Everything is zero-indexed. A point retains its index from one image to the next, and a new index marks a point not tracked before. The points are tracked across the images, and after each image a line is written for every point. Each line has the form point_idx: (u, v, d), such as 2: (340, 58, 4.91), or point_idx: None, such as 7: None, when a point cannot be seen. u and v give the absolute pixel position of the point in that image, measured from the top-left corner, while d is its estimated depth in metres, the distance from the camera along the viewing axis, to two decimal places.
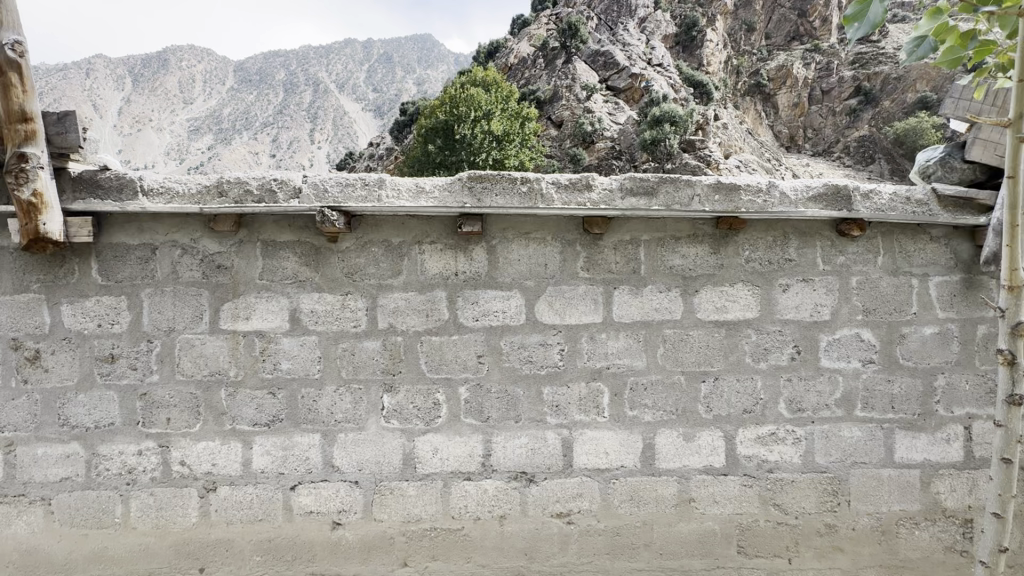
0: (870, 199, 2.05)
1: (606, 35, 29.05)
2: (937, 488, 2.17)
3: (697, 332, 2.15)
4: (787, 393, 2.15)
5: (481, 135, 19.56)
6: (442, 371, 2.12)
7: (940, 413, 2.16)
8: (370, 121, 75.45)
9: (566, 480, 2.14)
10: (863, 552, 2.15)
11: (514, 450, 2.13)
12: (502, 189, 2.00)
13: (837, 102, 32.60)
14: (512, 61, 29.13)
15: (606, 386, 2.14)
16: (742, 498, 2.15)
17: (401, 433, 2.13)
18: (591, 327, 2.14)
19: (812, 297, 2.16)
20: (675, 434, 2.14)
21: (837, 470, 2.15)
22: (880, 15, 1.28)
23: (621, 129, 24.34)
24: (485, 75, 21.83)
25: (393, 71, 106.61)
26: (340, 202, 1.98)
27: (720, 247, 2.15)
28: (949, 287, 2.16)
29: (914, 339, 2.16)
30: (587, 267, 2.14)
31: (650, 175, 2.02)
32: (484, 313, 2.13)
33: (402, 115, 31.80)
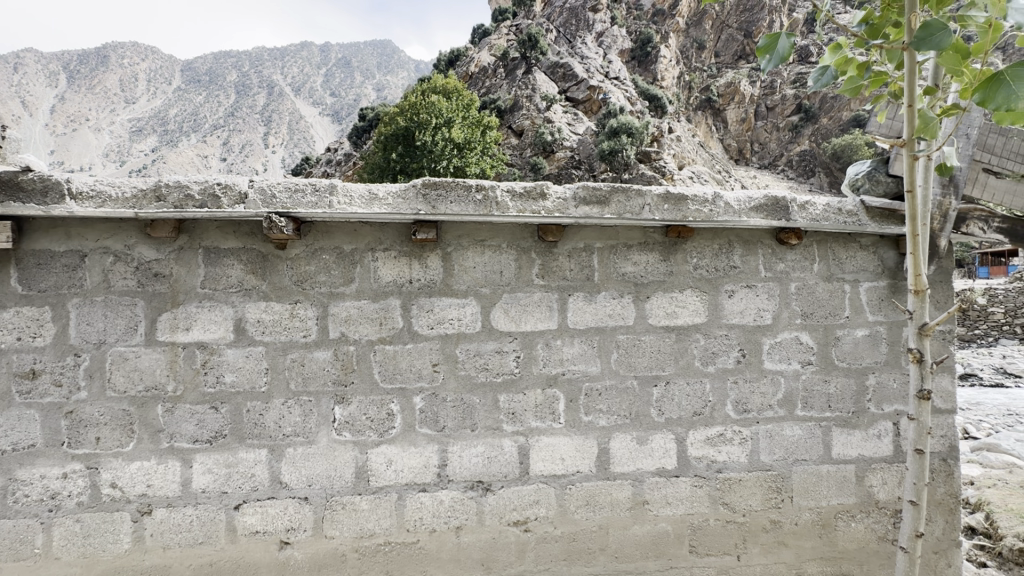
0: (806, 210, 2.16)
1: (565, 47, 29.78)
2: (870, 482, 2.30)
3: (649, 337, 2.20)
4: (734, 394, 2.23)
5: (442, 142, 19.45)
6: (396, 380, 2.08)
7: (871, 410, 2.30)
8: (329, 127, 74.17)
9: (523, 488, 2.13)
10: (805, 545, 2.26)
11: (469, 458, 2.11)
12: (457, 196, 1.98)
13: (780, 119, 34.58)
14: (472, 70, 29.30)
15: (562, 392, 2.15)
16: (694, 498, 2.21)
17: (352, 445, 2.06)
18: (546, 334, 2.15)
19: (755, 303, 2.26)
20: (629, 438, 2.18)
21: (780, 467, 2.25)
22: (787, 49, 1.37)
23: (580, 139, 24.93)
24: (446, 83, 21.90)
25: (352, 77, 105.28)
26: (289, 207, 1.91)
27: (669, 255, 2.23)
28: (877, 291, 2.32)
29: (847, 341, 2.30)
30: (542, 273, 2.16)
31: (603, 184, 2.06)
32: (439, 320, 2.11)
33: (361, 121, 31.37)
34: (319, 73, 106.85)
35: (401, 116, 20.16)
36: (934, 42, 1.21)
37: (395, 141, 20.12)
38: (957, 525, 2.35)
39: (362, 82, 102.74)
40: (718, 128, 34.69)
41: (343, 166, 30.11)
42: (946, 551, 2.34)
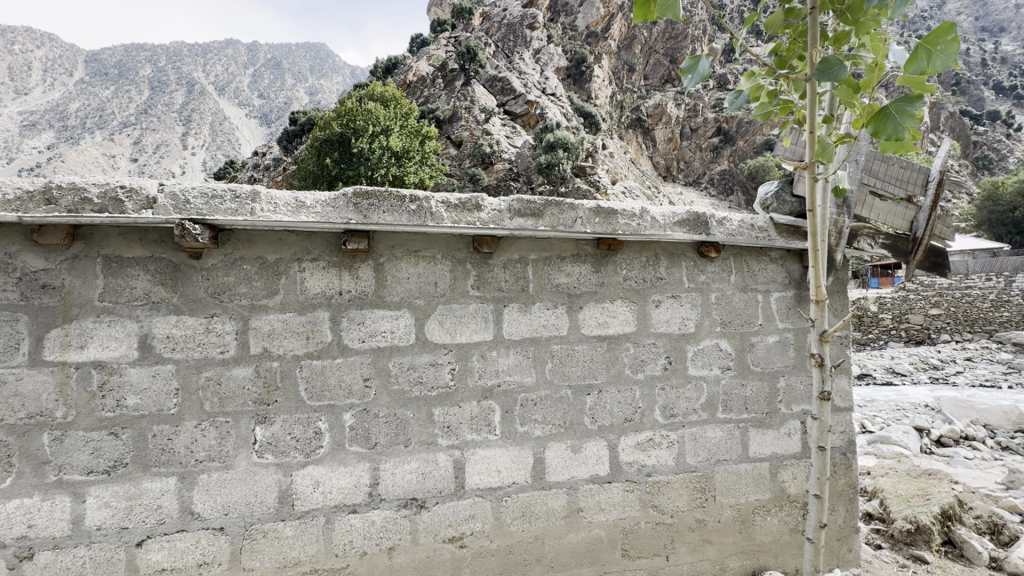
0: (723, 226, 2.33)
1: (503, 62, 30.38)
2: (783, 477, 2.48)
3: (583, 347, 2.26)
4: (661, 400, 2.34)
5: (379, 150, 19.02)
6: (324, 397, 1.98)
7: (782, 411, 2.49)
8: (257, 130, 70.44)
9: (459, 503, 2.10)
10: (727, 541, 2.39)
11: (402, 476, 2.05)
12: (389, 206, 1.94)
13: (703, 140, 37.16)
14: (410, 79, 29.06)
15: (497, 403, 2.15)
16: (625, 503, 2.28)
17: (276, 468, 1.94)
18: (481, 346, 2.15)
19: (680, 312, 2.38)
20: (563, 448, 2.22)
21: (704, 468, 2.37)
22: (708, 69, 1.47)
23: (518, 152, 25.40)
24: (384, 90, 21.54)
25: (283, 80, 101.03)
26: (204, 214, 1.77)
27: (601, 266, 2.30)
28: (785, 301, 2.53)
29: (760, 347, 2.48)
30: (477, 284, 2.16)
31: (537, 198, 2.10)
32: (371, 333, 2.04)
33: (292, 125, 30.12)
34: (245, 74, 101.64)
35: (337, 121, 19.62)
36: (830, 76, 1.34)
37: (330, 147, 19.56)
38: (856, 513, 2.58)
39: (293, 85, 98.54)
40: (647, 146, 36.65)
41: (272, 171, 28.71)
42: (847, 539, 2.57)
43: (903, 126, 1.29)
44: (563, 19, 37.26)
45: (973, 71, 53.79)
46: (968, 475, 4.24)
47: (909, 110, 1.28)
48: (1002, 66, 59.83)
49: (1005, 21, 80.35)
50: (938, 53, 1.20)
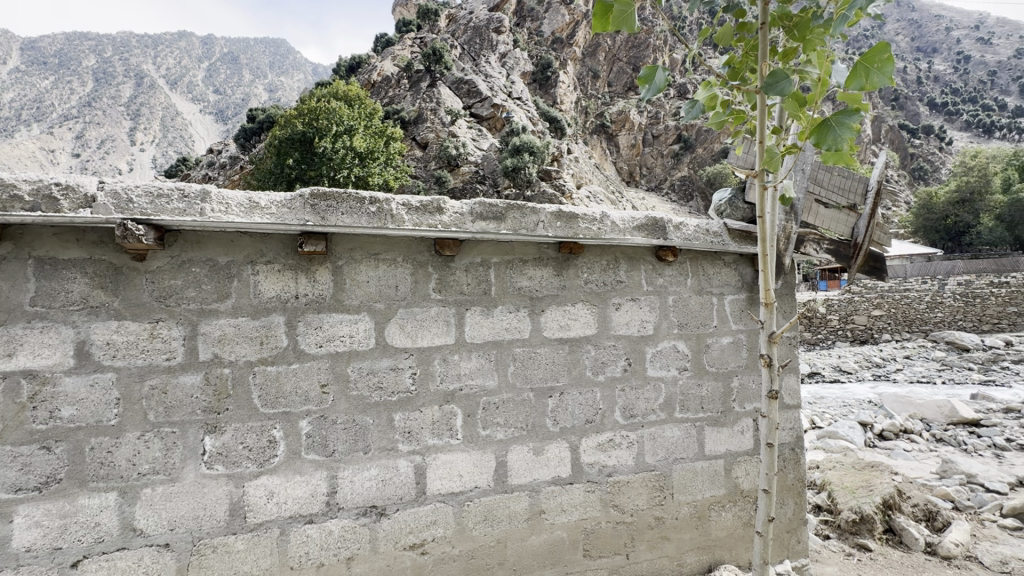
0: (680, 230, 2.40)
1: (469, 65, 30.38)
2: (736, 473, 2.57)
3: (544, 349, 2.28)
4: (621, 401, 2.38)
5: (342, 150, 18.61)
6: (279, 404, 1.92)
7: (736, 410, 2.58)
8: (212, 127, 67.77)
9: (420, 509, 2.07)
10: (684, 537, 2.45)
11: (362, 483, 2.00)
12: (348, 208, 1.89)
13: (664, 147, 38.24)
14: (375, 78, 28.63)
15: (459, 407, 2.14)
16: (587, 503, 2.30)
17: (226, 479, 1.85)
18: (443, 349, 2.13)
19: (639, 315, 2.44)
20: (525, 450, 2.22)
21: (662, 467, 2.43)
22: (664, 81, 1.52)
23: (485, 155, 25.45)
24: (348, 89, 21.15)
25: (241, 76, 97.64)
26: (149, 214, 1.68)
27: (562, 269, 2.33)
28: (738, 303, 2.63)
29: (716, 348, 2.56)
30: (439, 288, 2.14)
31: (499, 201, 2.10)
32: (329, 338, 2.00)
33: (250, 122, 29.14)
34: (199, 68, 97.69)
35: (299, 120, 19.17)
36: (777, 89, 1.41)
37: (291, 145, 19.09)
38: (804, 506, 2.71)
39: (252, 81, 95.22)
40: (611, 152, 37.39)
41: (229, 170, 27.66)
42: (796, 530, 2.69)
43: (844, 138, 1.36)
44: (529, 24, 37.61)
45: (910, 88, 57.69)
46: (906, 466, 4.52)
47: (848, 123, 1.36)
48: (934, 84, 64.56)
49: (937, 42, 86.48)
50: (875, 70, 1.27)
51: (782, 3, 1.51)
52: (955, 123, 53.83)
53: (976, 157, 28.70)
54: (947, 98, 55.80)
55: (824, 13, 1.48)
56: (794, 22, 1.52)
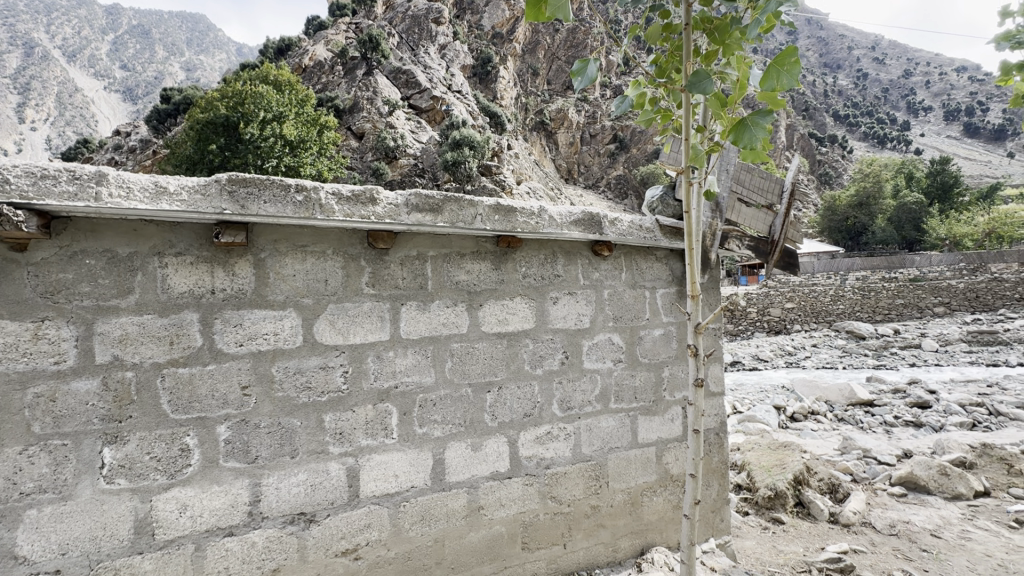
0: (615, 225, 2.45)
1: (408, 56, 29.77)
2: (667, 459, 2.69)
3: (482, 344, 2.25)
4: (559, 394, 2.41)
5: (271, 138, 17.54)
6: (193, 408, 1.76)
7: (666, 399, 2.69)
8: (119, 107, 61.78)
9: (353, 512, 1.99)
10: (618, 524, 2.53)
11: (288, 490, 1.89)
12: (271, 196, 1.75)
13: (601, 146, 39.43)
14: (306, 63, 27.24)
15: (394, 405, 2.06)
16: (525, 497, 2.32)
17: (131, 494, 1.68)
18: (377, 346, 2.05)
19: (576, 309, 2.47)
20: (463, 446, 2.19)
21: (598, 456, 2.49)
22: (594, 75, 1.50)
23: (423, 148, 25.11)
24: (278, 73, 20.01)
25: (154, 54, 89.83)
26: (30, 198, 1.45)
27: (501, 264, 2.31)
28: (668, 296, 2.74)
29: (648, 340, 2.66)
30: (372, 282, 2.06)
31: (436, 193, 2.04)
32: (250, 336, 1.85)
33: (164, 104, 26.81)
34: (102, 42, 88.53)
35: (223, 103, 17.94)
36: (700, 87, 1.43)
37: (213, 131, 17.85)
38: (727, 487, 2.88)
39: (166, 57, 87.17)
40: (550, 149, 38.02)
41: (140, 155, 25.33)
42: (717, 510, 2.86)
43: (757, 137, 1.40)
44: (469, 17, 37.37)
45: (818, 101, 63.41)
46: (813, 444, 4.97)
47: (763, 122, 1.40)
48: (837, 98, 71.34)
49: (841, 60, 95.44)
50: (784, 71, 1.33)
51: (703, 7, 1.54)
52: (855, 134, 59.79)
53: (871, 165, 32.07)
54: (848, 111, 61.91)
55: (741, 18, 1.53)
56: (715, 25, 1.54)
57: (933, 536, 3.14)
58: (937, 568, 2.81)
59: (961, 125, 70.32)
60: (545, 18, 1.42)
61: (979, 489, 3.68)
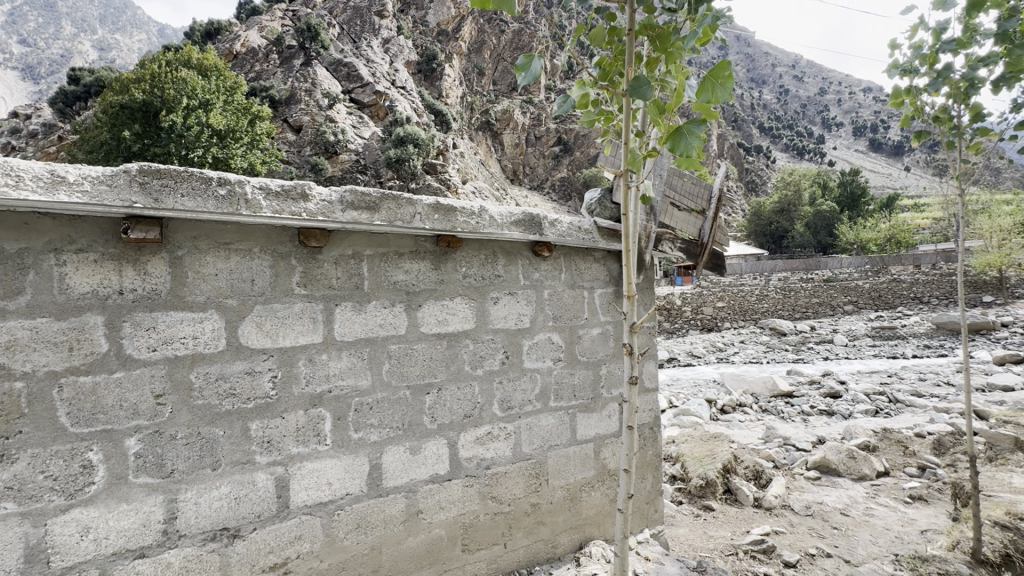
0: (555, 226, 2.50)
1: (349, 48, 28.88)
2: (605, 454, 2.77)
3: (421, 345, 2.21)
4: (499, 393, 2.41)
5: (196, 126, 16.33)
6: (97, 420, 1.59)
7: (604, 396, 2.77)
8: (16, 87, 55.55)
9: (282, 525, 1.89)
10: (557, 520, 2.57)
11: (208, 505, 1.76)
12: (190, 189, 1.62)
13: (545, 148, 40.03)
14: (238, 48, 25.71)
15: (328, 410, 1.98)
16: (465, 497, 2.30)
17: (20, 519, 1.49)
18: (310, 349, 1.96)
19: (516, 308, 2.49)
20: (401, 450, 2.14)
21: (538, 454, 2.52)
22: (540, 71, 1.46)
23: (366, 144, 24.57)
24: (202, 57, 18.66)
25: (60, 30, 81.65)
26: None
27: (440, 264, 2.28)
28: (606, 296, 2.81)
29: (587, 339, 2.72)
30: (304, 282, 1.96)
31: (373, 190, 1.98)
32: (166, 340, 1.71)
33: (72, 85, 24.41)
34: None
35: (140, 87, 16.59)
36: (641, 92, 1.44)
37: (129, 117, 16.53)
38: (660, 479, 3.00)
39: (75, 35, 79.12)
40: (496, 149, 38.14)
41: (42, 140, 22.85)
42: (652, 502, 2.97)
43: (693, 144, 1.43)
44: (413, 12, 36.81)
45: (747, 113, 67.79)
46: (740, 434, 5.30)
47: (697, 131, 1.44)
48: (762, 111, 76.77)
49: (766, 76, 102.82)
50: (718, 84, 1.38)
51: (647, 14, 1.54)
52: (777, 145, 64.46)
53: (792, 174, 34.69)
54: (772, 124, 66.78)
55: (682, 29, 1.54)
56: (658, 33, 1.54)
57: (842, 515, 3.44)
58: (846, 542, 3.08)
59: (867, 141, 77.75)
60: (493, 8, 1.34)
61: (881, 469, 4.07)
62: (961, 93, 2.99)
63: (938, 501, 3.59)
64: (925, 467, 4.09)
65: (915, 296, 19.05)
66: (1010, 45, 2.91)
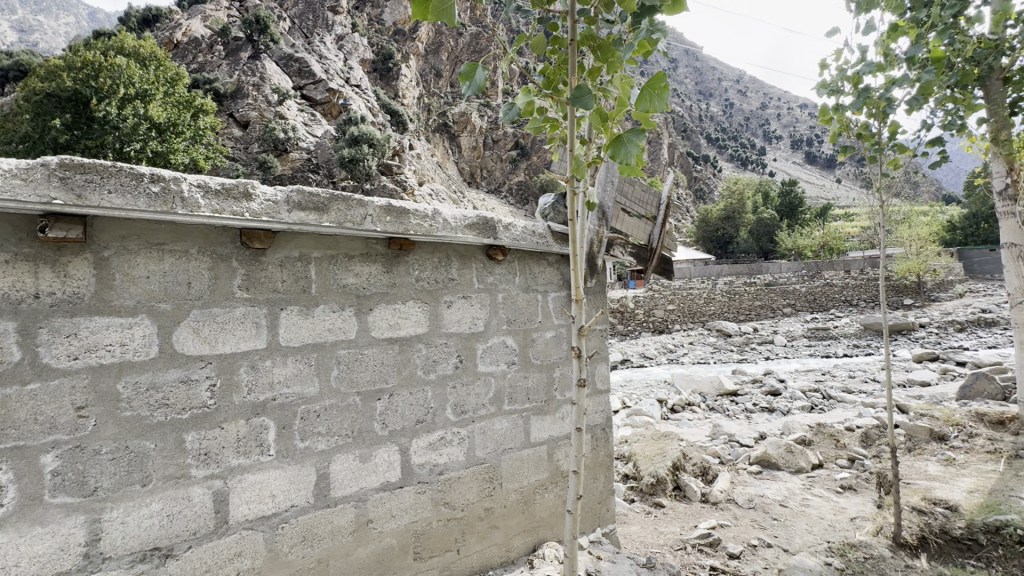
0: (509, 230, 2.51)
1: (300, 43, 28.01)
2: (558, 456, 2.79)
3: (372, 350, 2.16)
4: (452, 398, 2.39)
5: (133, 119, 15.30)
6: (7, 436, 1.45)
7: (557, 399, 2.80)
8: None
9: (220, 542, 1.79)
10: (511, 523, 2.57)
11: (137, 525, 1.65)
12: (118, 185, 1.52)
13: (503, 152, 40.23)
14: (179, 37, 24.37)
15: (272, 420, 1.90)
16: (417, 505, 2.26)
17: None
18: (252, 355, 1.87)
19: (470, 311, 2.48)
20: (350, 458, 2.08)
21: (491, 458, 2.52)
22: (483, 81, 1.43)
23: (318, 142, 23.83)
24: (139, 44, 17.40)
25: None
26: None
27: (392, 266, 2.24)
28: (560, 300, 2.85)
29: (540, 342, 2.74)
30: (246, 285, 1.87)
31: (322, 190, 1.92)
32: (89, 347, 1.58)
33: None
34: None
35: (70, 74, 15.46)
36: (582, 103, 1.46)
37: (56, 105, 15.38)
38: (611, 478, 3.06)
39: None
40: (453, 151, 37.97)
41: None
42: (604, 501, 3.03)
43: (631, 153, 1.45)
44: (368, 10, 36.19)
45: (696, 124, 70.83)
46: (689, 432, 5.51)
47: (636, 140, 1.46)
48: (710, 122, 80.45)
49: (713, 90, 107.99)
50: (654, 96, 1.42)
51: (589, 25, 1.55)
52: (723, 155, 67.74)
53: (737, 183, 36.51)
54: (718, 135, 70.07)
55: (623, 40, 1.55)
56: (598, 44, 1.55)
57: (781, 506, 3.63)
58: (785, 532, 3.25)
59: (803, 154, 83.07)
60: (443, 18, 1.27)
61: (815, 462, 4.35)
62: (880, 112, 3.25)
63: (865, 490, 3.86)
64: (854, 458, 4.39)
65: (846, 300, 20.74)
66: (923, 70, 3.18)
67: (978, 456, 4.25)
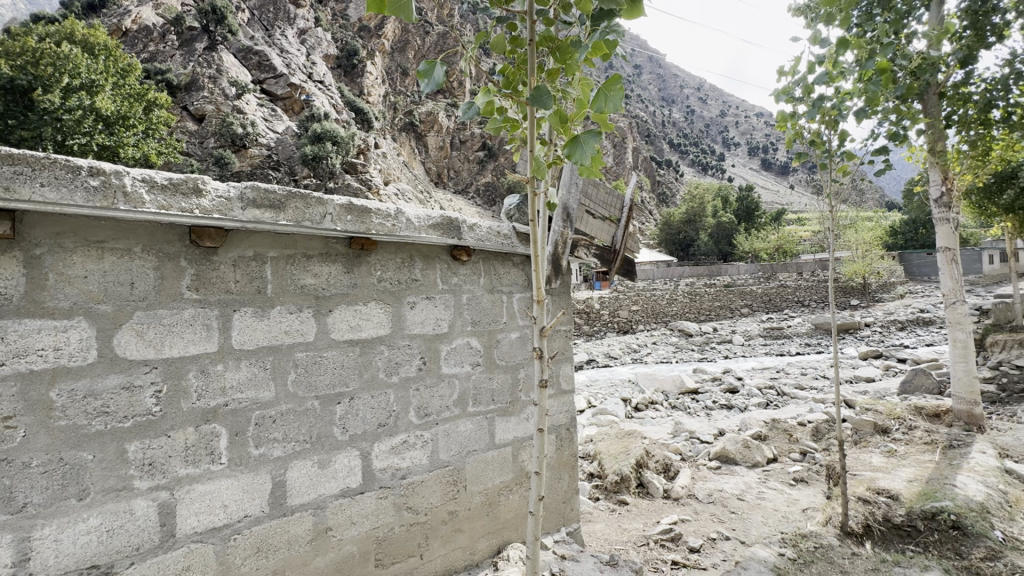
0: (473, 231, 2.49)
1: (260, 36, 27.14)
2: (523, 456, 2.78)
3: (332, 353, 2.10)
4: (416, 401, 2.35)
5: (77, 110, 14.40)
6: None
7: (521, 400, 2.79)
8: None
9: (166, 556, 1.70)
10: (475, 526, 2.55)
11: (73, 540, 1.54)
12: (51, 178, 1.41)
13: (470, 152, 40.09)
14: (128, 25, 23.19)
15: (224, 426, 1.82)
16: (378, 511, 2.21)
17: None
18: (202, 359, 1.78)
19: (434, 313, 2.45)
20: (309, 464, 2.02)
21: (455, 461, 2.49)
22: (440, 78, 1.40)
23: (278, 138, 23.11)
24: (89, 32, 16.46)
25: None
26: None
27: (352, 267, 2.18)
28: (525, 301, 2.85)
29: (505, 343, 2.73)
30: (196, 286, 1.79)
31: (278, 188, 1.86)
32: (18, 353, 1.47)
33: None
34: None
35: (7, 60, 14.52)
36: (540, 103, 1.45)
37: None
38: (575, 477, 3.09)
39: None
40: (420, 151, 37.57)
41: None
42: (568, 501, 3.04)
43: (589, 152, 1.45)
44: (332, 5, 35.42)
45: (659, 129, 72.66)
46: (652, 430, 5.64)
47: (592, 141, 1.46)
48: (673, 128, 82.81)
49: (675, 96, 111.06)
50: (610, 96, 1.43)
51: (548, 26, 1.55)
52: (685, 160, 69.75)
53: (698, 188, 37.70)
54: (680, 141, 72.19)
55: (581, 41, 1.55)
56: (558, 44, 1.55)
57: (738, 500, 3.75)
58: (741, 525, 3.36)
59: (760, 160, 86.59)
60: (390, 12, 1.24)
61: (770, 456, 4.52)
62: (831, 121, 3.41)
63: (816, 481, 4.04)
64: (806, 452, 4.59)
65: (798, 300, 21.81)
66: (870, 84, 3.36)
67: (916, 447, 4.53)
